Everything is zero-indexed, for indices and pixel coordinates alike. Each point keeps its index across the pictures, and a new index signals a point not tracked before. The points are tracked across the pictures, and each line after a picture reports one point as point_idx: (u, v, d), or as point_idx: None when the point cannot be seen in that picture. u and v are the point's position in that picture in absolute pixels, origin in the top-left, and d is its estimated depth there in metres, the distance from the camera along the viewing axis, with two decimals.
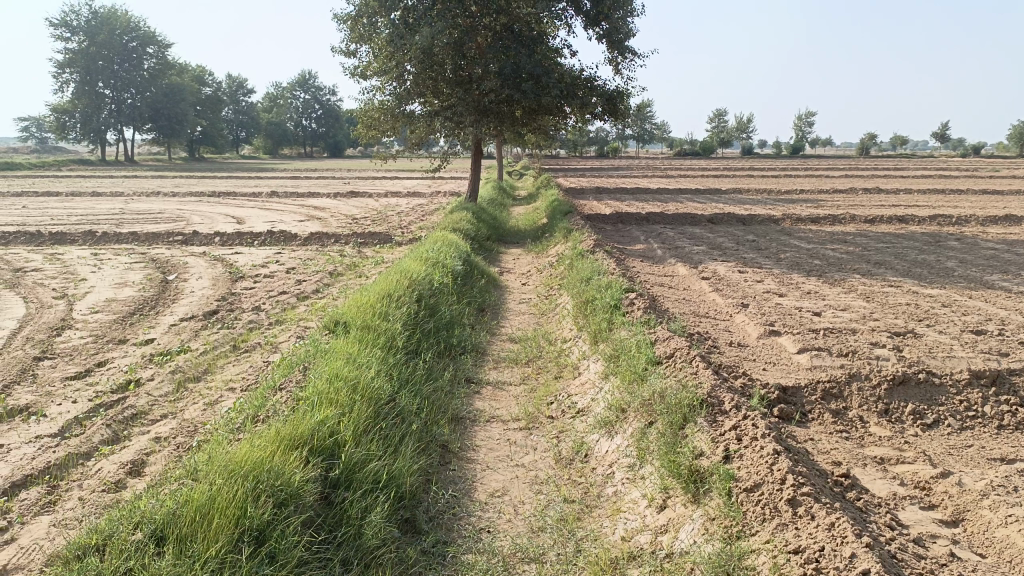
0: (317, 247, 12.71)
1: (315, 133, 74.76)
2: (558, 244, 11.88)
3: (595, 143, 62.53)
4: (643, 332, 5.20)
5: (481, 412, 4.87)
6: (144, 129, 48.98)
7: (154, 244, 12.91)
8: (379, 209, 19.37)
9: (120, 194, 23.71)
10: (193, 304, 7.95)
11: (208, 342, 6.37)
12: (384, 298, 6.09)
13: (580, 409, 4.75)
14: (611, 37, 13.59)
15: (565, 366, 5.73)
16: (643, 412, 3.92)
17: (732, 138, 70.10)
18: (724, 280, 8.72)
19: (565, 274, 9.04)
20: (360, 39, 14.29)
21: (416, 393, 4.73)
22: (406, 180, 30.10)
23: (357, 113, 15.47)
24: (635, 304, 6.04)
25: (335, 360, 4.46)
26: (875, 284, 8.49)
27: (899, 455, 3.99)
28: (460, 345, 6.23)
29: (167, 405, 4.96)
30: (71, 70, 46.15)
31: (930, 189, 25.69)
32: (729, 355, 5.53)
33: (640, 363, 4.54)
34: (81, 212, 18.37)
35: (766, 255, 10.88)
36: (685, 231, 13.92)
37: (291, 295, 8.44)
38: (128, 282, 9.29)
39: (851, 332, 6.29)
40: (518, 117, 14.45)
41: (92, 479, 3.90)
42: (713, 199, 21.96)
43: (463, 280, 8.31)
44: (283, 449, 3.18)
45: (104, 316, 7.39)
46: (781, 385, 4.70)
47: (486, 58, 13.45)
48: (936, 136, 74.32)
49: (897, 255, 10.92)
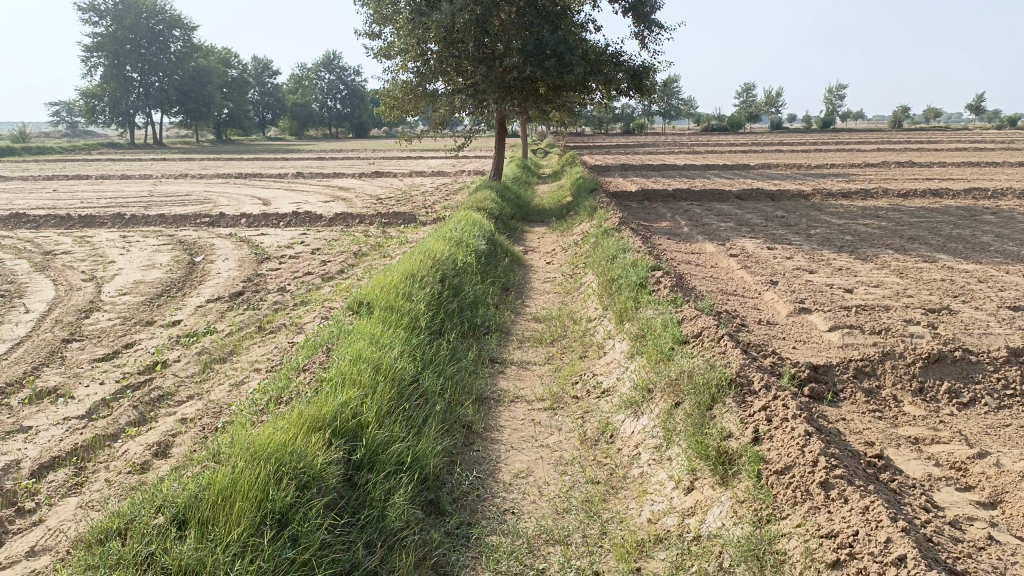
0: (342, 227, 12.73)
1: (340, 114, 74.89)
2: (583, 222, 11.77)
3: (621, 120, 61.93)
4: (670, 311, 5.11)
5: (506, 392, 4.83)
6: (171, 112, 49.39)
7: (181, 226, 13.03)
8: (403, 189, 19.37)
9: (148, 177, 23.96)
10: (219, 285, 8.01)
11: (234, 324, 6.39)
12: (408, 277, 6.06)
13: (605, 389, 4.68)
14: (636, 10, 13.35)
15: (590, 345, 5.66)
16: (670, 392, 3.85)
17: (760, 112, 69.00)
18: (753, 257, 8.57)
19: (591, 252, 8.95)
20: (384, 21, 14.26)
21: (440, 374, 4.70)
22: (431, 160, 30.06)
23: (380, 93, 15.41)
24: (661, 283, 5.95)
25: (358, 341, 4.43)
26: (909, 260, 8.29)
27: (934, 435, 3.88)
28: (484, 325, 6.19)
29: (193, 386, 5.00)
30: (99, 55, 46.60)
31: (966, 161, 25.07)
32: (758, 334, 5.42)
33: (667, 342, 4.46)
34: (111, 194, 18.59)
35: (795, 231, 10.69)
36: (712, 208, 13.72)
37: (316, 275, 8.45)
38: (155, 264, 9.37)
39: (884, 309, 6.14)
40: (542, 94, 14.29)
41: (119, 461, 3.95)
42: (741, 174, 21.63)
43: (487, 259, 8.26)
44: (305, 431, 3.16)
45: (132, 298, 7.46)
46: (811, 364, 4.59)
47: (508, 34, 13.30)
48: (972, 107, 72.51)
49: (932, 230, 10.66)
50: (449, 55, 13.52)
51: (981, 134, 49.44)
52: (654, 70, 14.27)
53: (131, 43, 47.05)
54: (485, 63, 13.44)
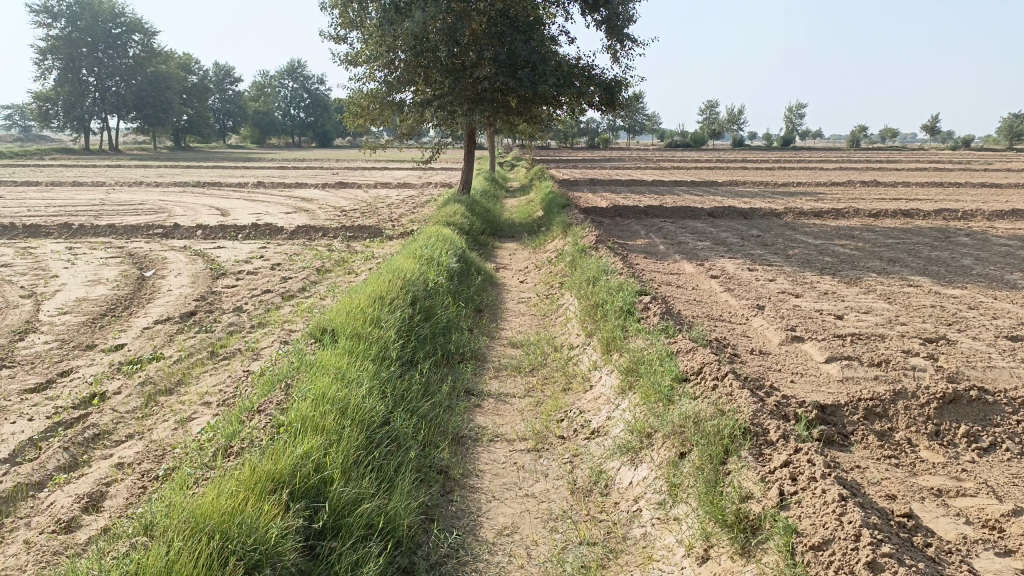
0: (303, 241, 12.18)
1: (303, 123, 73.94)
2: (556, 238, 11.42)
3: (586, 134, 62.08)
4: (663, 342, 4.73)
5: (484, 431, 4.39)
6: (129, 118, 48.10)
7: (133, 238, 12.35)
8: (368, 201, 18.86)
9: (101, 184, 23.01)
10: (169, 304, 7.44)
11: (183, 349, 5.85)
12: (376, 300, 5.59)
13: (594, 429, 4.26)
14: (610, 23, 13.07)
15: (574, 377, 5.25)
16: (674, 439, 3.44)
17: (724, 129, 69.70)
18: (735, 279, 8.28)
19: (567, 272, 8.58)
20: (351, 25, 13.76)
21: (412, 413, 4.24)
22: (397, 171, 29.52)
23: (346, 102, 14.94)
24: (650, 310, 5.58)
25: (322, 376, 3.94)
26: (893, 284, 8.06)
27: (959, 487, 3.53)
28: (458, 352, 5.75)
29: (133, 424, 4.47)
30: (54, 57, 45.24)
31: (928, 182, 25.41)
32: (753, 365, 5.06)
33: (664, 380, 4.06)
34: (59, 202, 17.72)
35: (774, 251, 10.45)
36: (686, 225, 13.48)
37: (276, 294, 7.93)
38: (102, 279, 8.75)
39: (879, 338, 5.84)
40: (513, 107, 13.95)
41: (41, 517, 3.42)
42: (710, 191, 21.54)
43: (459, 278, 7.83)
44: (258, 493, 2.69)
45: (72, 318, 6.85)
46: (818, 403, 4.24)
47: (480, 45, 12.94)
48: (926, 129, 74.47)
49: (910, 251, 10.51)
50: (417, 65, 13.12)
51: (936, 154, 50.68)
52: (627, 85, 14.04)
53: (87, 46, 45.73)
54: (454, 74, 13.08)
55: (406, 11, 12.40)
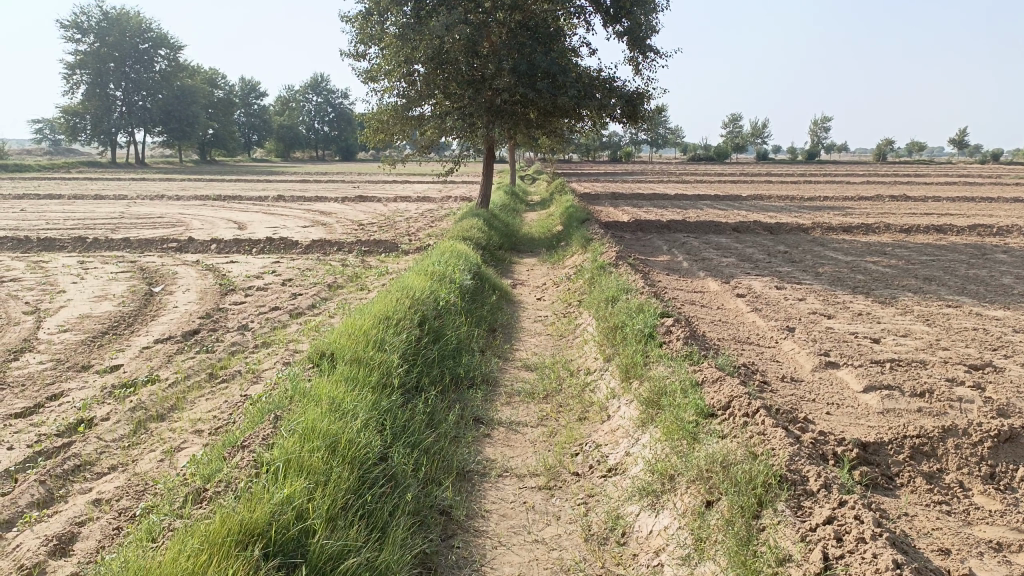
0: (318, 256, 11.94)
1: (327, 136, 74.42)
2: (575, 254, 11.10)
3: (609, 147, 61.82)
4: (686, 370, 4.37)
5: (492, 465, 4.04)
6: (155, 132, 48.56)
7: (146, 252, 12.18)
8: (387, 215, 18.67)
9: (123, 197, 23.01)
10: (173, 321, 7.19)
11: (180, 371, 5.57)
12: (381, 320, 5.28)
13: (611, 465, 3.89)
14: (632, 34, 12.75)
15: (590, 405, 4.90)
16: (699, 485, 3.07)
17: (748, 142, 68.98)
18: (763, 298, 7.89)
19: (586, 289, 8.25)
20: (370, 38, 13.55)
21: (413, 447, 3.91)
22: (418, 185, 29.38)
23: (365, 116, 14.75)
24: (673, 333, 5.23)
25: (314, 406, 3.63)
26: (931, 304, 7.63)
27: (1021, 540, 3.13)
28: (468, 377, 5.42)
29: (118, 454, 4.19)
30: (82, 72, 45.77)
31: (959, 196, 24.79)
32: (784, 394, 4.69)
33: (687, 415, 3.70)
34: (79, 216, 17.67)
35: (802, 268, 10.04)
36: (710, 241, 13.09)
37: (284, 311, 7.66)
38: (108, 295, 8.54)
39: (920, 365, 5.43)
40: (533, 120, 13.69)
41: (4, 560, 3.13)
42: (734, 205, 21.14)
43: (472, 296, 7.52)
44: (226, 551, 2.39)
45: (72, 336, 6.62)
46: (858, 440, 3.87)
47: (499, 56, 12.66)
48: (954, 143, 73.43)
49: (946, 269, 10.04)
50: (436, 77, 12.88)
51: (963, 168, 49.75)
52: (649, 98, 13.70)
53: (115, 61, 46.25)
54: (474, 86, 12.83)
55: (425, 22, 12.16)
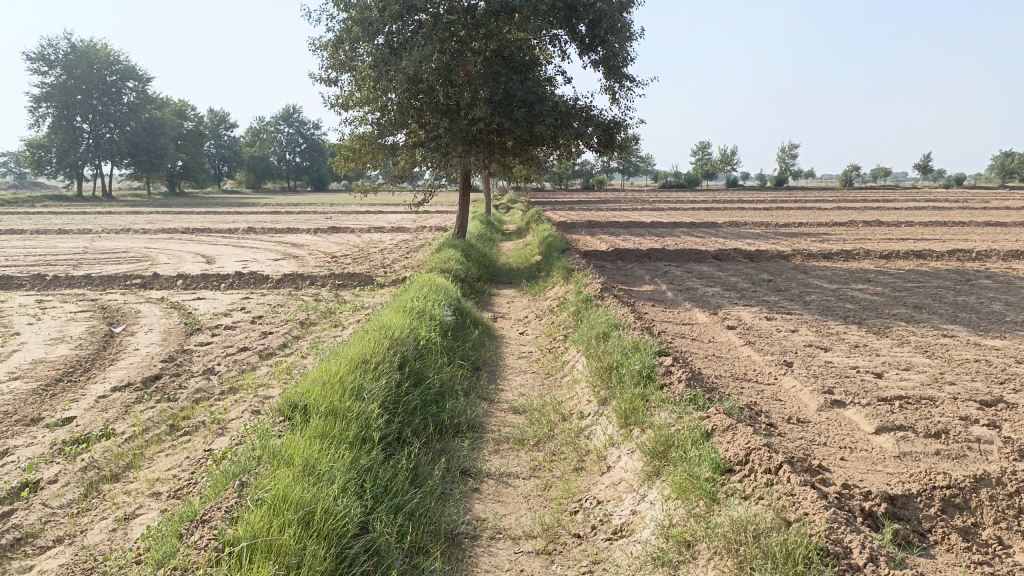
0: (290, 291, 11.52)
1: (299, 167, 73.99)
2: (557, 285, 10.81)
3: (581, 175, 62.15)
4: (693, 418, 4.04)
5: (484, 526, 3.66)
6: (123, 164, 47.82)
7: (109, 289, 11.67)
8: (361, 246, 18.29)
9: (88, 232, 22.37)
10: (133, 366, 6.72)
11: (138, 424, 5.11)
12: (358, 364, 4.88)
13: (617, 526, 3.52)
14: (608, 63, 12.58)
15: (587, 454, 4.55)
16: (725, 557, 2.73)
17: (718, 169, 69.65)
18: (755, 330, 7.62)
19: (571, 323, 7.93)
20: (341, 66, 13.23)
21: (396, 511, 3.52)
22: (391, 215, 29.06)
23: (337, 146, 14.40)
24: (673, 374, 4.91)
25: (286, 470, 3.23)
26: (926, 334, 7.40)
27: None
28: (453, 424, 5.04)
29: (65, 524, 3.73)
30: (48, 105, 45.02)
31: (931, 221, 24.99)
32: (794, 438, 4.36)
33: (702, 472, 3.36)
34: (42, 251, 17.06)
35: (790, 297, 9.81)
36: (692, 269, 12.85)
37: (253, 352, 7.23)
38: (66, 337, 8.03)
39: (930, 403, 5.14)
40: (509, 148, 13.45)
41: None
42: (711, 232, 21.06)
43: (453, 332, 7.14)
44: None
45: (23, 384, 6.13)
46: (885, 493, 3.55)
47: (475, 85, 12.40)
48: (919, 168, 75.05)
49: (934, 296, 9.87)
50: (410, 106, 12.60)
51: (928, 193, 50.62)
52: (626, 126, 13.55)
53: (82, 93, 45.54)
54: (449, 115, 12.56)
55: (397, 51, 11.84)
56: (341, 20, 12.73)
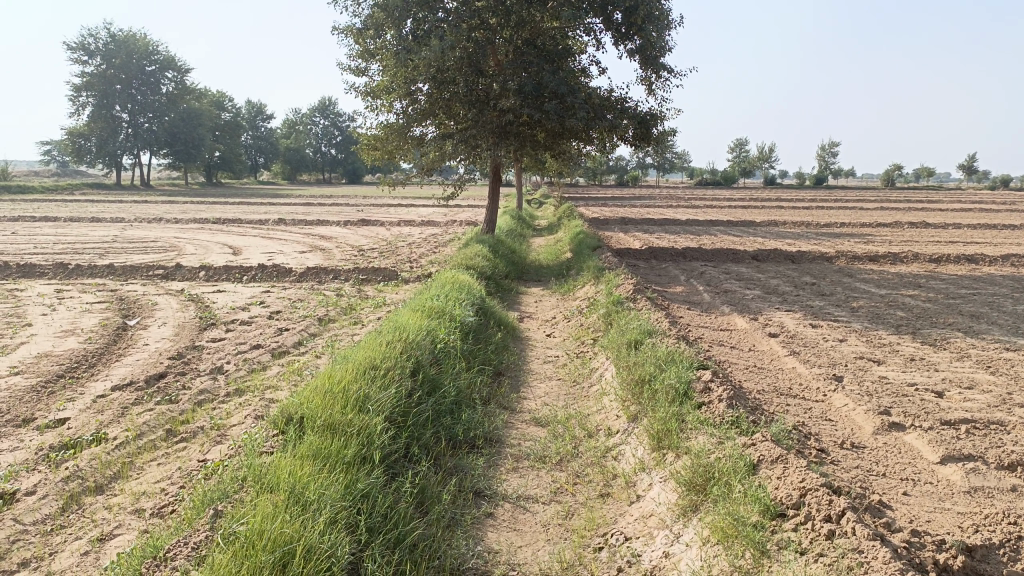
0: (312, 284, 11.21)
1: (334, 159, 74.27)
2: (587, 284, 10.35)
3: (615, 171, 61.43)
4: (737, 446, 3.58)
5: (496, 561, 3.23)
6: (161, 154, 48.17)
7: (130, 279, 11.47)
8: (389, 239, 18.00)
9: (120, 220, 22.39)
10: (139, 362, 6.41)
11: (132, 428, 4.76)
12: (366, 370, 4.48)
13: (645, 570, 3.07)
14: (645, 53, 12.02)
15: (615, 478, 4.10)
16: None
17: (756, 166, 68.35)
18: (798, 338, 7.09)
19: (601, 327, 7.48)
20: (368, 56, 12.88)
21: (396, 544, 3.12)
22: (422, 208, 28.77)
23: (364, 137, 14.06)
24: (713, 391, 4.43)
25: (270, 498, 2.85)
26: (988, 347, 6.80)
27: None
28: (468, 438, 4.62)
29: (34, 544, 3.38)
30: (88, 95, 45.44)
31: (981, 223, 23.97)
32: (849, 468, 3.87)
33: (748, 517, 2.94)
34: (71, 239, 17.01)
35: (836, 302, 9.22)
36: (730, 270, 12.27)
37: (265, 350, 6.88)
38: (76, 330, 7.76)
39: (1000, 429, 4.59)
40: (541, 141, 12.97)
41: None
42: (750, 231, 20.37)
43: (475, 335, 6.71)
44: None
45: (21, 380, 5.83)
46: (961, 542, 3.05)
47: (506, 75, 11.94)
48: (963, 168, 73.04)
49: (991, 304, 9.21)
50: (440, 97, 12.21)
51: (974, 195, 49.01)
52: (662, 119, 12.99)
53: (121, 83, 45.90)
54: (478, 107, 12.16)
55: (426, 40, 11.42)
56: (368, 8, 12.35)
